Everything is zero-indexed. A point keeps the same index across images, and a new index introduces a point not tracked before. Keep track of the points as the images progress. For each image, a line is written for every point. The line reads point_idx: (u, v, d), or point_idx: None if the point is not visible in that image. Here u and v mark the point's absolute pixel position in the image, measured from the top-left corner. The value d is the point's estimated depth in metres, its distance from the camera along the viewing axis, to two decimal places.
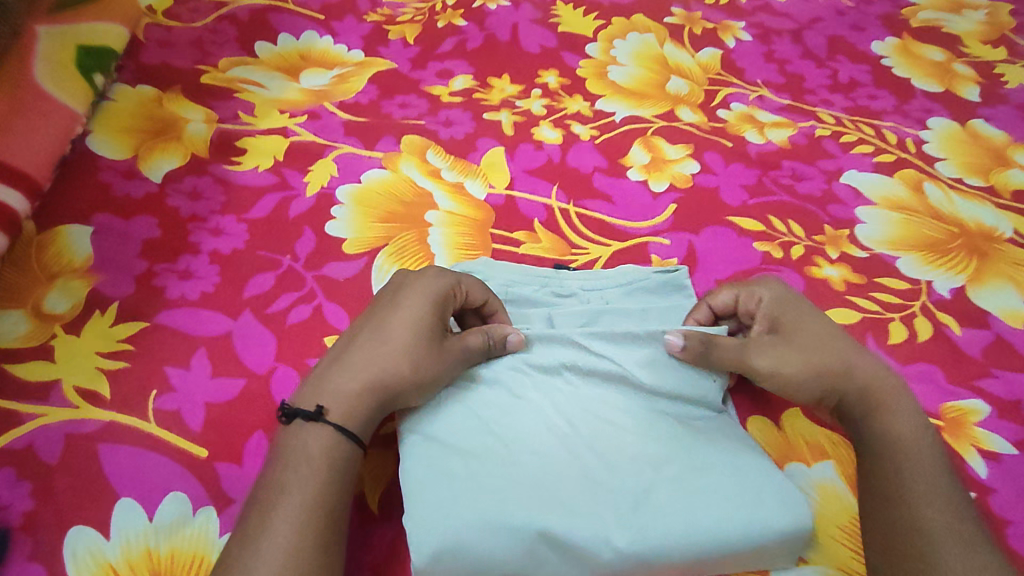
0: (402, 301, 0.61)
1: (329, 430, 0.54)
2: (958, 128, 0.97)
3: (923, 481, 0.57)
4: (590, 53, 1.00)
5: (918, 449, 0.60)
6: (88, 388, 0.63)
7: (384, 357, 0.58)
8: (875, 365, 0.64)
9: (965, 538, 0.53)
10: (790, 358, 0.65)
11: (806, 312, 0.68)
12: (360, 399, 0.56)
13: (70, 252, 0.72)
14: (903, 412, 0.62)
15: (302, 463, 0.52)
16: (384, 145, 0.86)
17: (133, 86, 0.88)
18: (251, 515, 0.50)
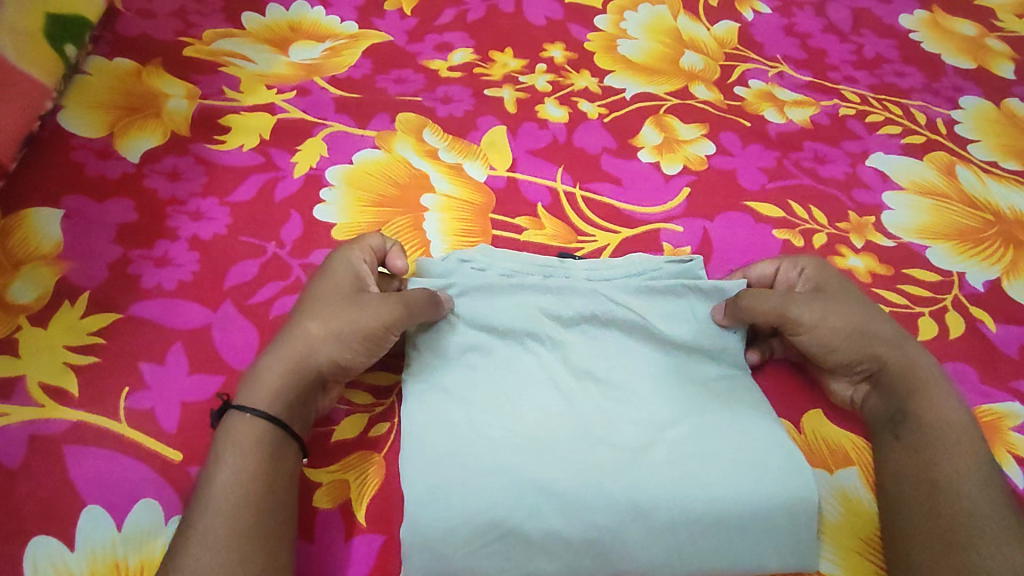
0: (308, 287, 0.62)
1: (251, 419, 0.52)
2: (991, 108, 0.90)
3: (959, 472, 0.53)
4: (599, 26, 0.93)
5: (957, 434, 0.56)
6: (55, 385, 0.59)
7: (292, 337, 0.57)
8: (900, 343, 0.61)
9: (994, 507, 0.51)
10: (827, 312, 0.62)
11: (843, 283, 0.66)
12: (284, 378, 0.54)
13: (38, 237, 0.67)
14: (942, 396, 0.58)
15: (230, 450, 0.51)
16: (377, 123, 0.80)
17: (110, 59, 0.82)
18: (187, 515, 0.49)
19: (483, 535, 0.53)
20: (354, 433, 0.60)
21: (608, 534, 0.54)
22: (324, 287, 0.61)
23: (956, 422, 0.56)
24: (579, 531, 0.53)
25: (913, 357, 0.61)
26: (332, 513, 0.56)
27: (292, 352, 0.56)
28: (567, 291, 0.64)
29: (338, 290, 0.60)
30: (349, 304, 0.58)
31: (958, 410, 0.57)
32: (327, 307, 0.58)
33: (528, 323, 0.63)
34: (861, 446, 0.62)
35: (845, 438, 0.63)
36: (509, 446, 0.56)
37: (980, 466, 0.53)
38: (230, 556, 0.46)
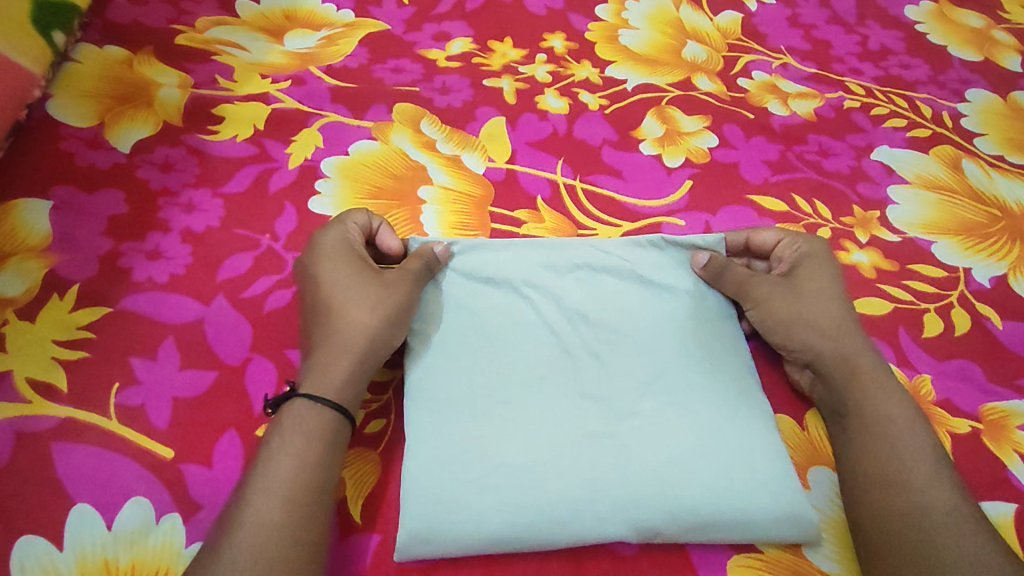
0: (314, 267, 0.60)
1: (315, 406, 0.53)
2: (998, 101, 0.89)
3: (916, 468, 0.55)
4: (601, 16, 0.92)
5: (905, 429, 0.57)
6: (43, 380, 0.58)
7: (340, 328, 0.57)
8: (848, 332, 0.62)
9: (928, 468, 0.55)
10: (806, 297, 0.64)
11: (821, 258, 0.67)
12: (341, 367, 0.55)
13: (26, 228, 0.66)
14: (889, 392, 0.59)
15: (296, 434, 0.51)
16: (374, 114, 0.79)
17: (100, 47, 0.80)
18: (237, 494, 0.49)
19: (474, 468, 0.54)
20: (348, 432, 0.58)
21: (590, 475, 0.54)
22: (343, 269, 0.60)
23: (905, 417, 0.58)
24: (561, 473, 0.54)
25: (858, 345, 0.62)
26: None
27: (346, 342, 0.56)
28: (559, 246, 0.67)
29: (359, 271, 0.60)
30: (384, 285, 0.59)
31: (903, 407, 0.59)
32: (363, 292, 0.58)
33: (525, 275, 0.65)
34: None
35: None
36: (503, 393, 0.58)
37: (933, 461, 0.56)
38: (287, 534, 0.47)
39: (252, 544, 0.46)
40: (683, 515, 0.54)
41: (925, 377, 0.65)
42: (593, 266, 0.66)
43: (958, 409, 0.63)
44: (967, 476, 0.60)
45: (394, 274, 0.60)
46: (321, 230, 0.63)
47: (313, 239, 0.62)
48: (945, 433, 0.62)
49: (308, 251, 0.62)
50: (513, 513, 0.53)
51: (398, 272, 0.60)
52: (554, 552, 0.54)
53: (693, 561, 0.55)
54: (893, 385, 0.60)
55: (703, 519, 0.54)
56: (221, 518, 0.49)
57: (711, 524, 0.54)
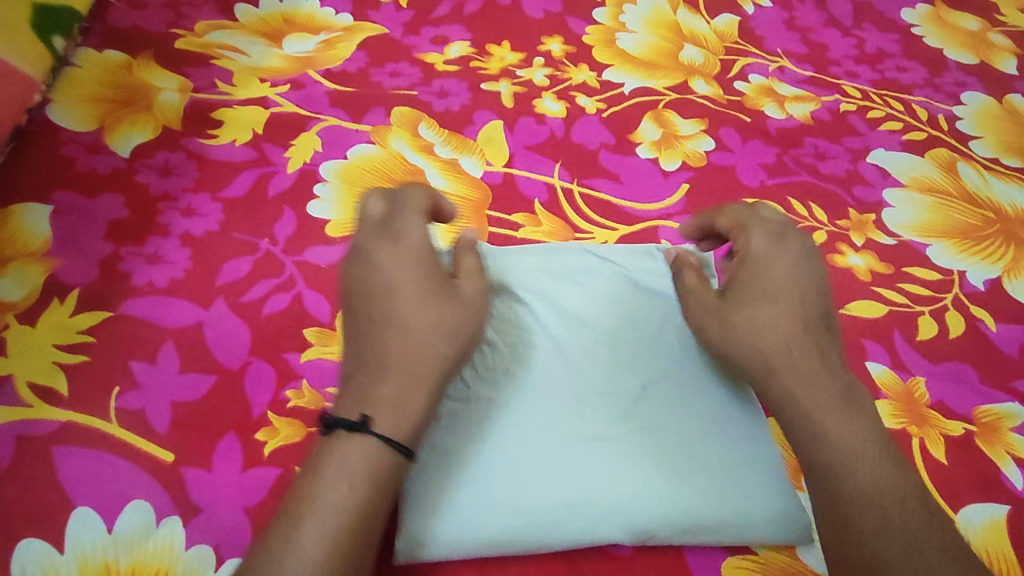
0: (386, 263, 0.53)
1: (374, 441, 0.46)
2: (993, 104, 0.89)
3: (873, 524, 0.46)
4: (598, 19, 0.92)
5: (864, 470, 0.48)
6: (44, 384, 0.58)
7: (412, 350, 0.50)
8: (792, 352, 0.53)
9: (891, 520, 0.46)
10: (760, 307, 0.55)
11: (766, 254, 0.58)
12: (413, 399, 0.48)
13: (26, 233, 0.66)
14: (840, 428, 0.50)
15: (347, 473, 0.45)
16: (372, 118, 0.79)
17: (100, 51, 0.80)
18: (274, 533, 0.43)
19: (472, 472, 0.55)
20: None
21: (584, 486, 0.55)
22: (423, 273, 0.53)
23: (860, 457, 0.49)
24: (555, 484, 0.55)
25: (803, 365, 0.53)
26: None
27: (424, 365, 0.50)
28: (557, 250, 0.68)
29: (438, 280, 0.53)
30: (464, 305, 0.54)
31: (856, 443, 0.49)
32: (444, 306, 0.52)
33: (525, 278, 0.65)
34: None
35: None
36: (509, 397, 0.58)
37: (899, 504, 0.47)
38: None
39: None
40: (676, 518, 0.55)
41: (919, 379, 0.66)
42: (595, 269, 0.66)
43: (952, 412, 0.64)
44: (959, 478, 0.60)
45: (469, 285, 0.55)
46: (394, 216, 0.56)
47: (387, 228, 0.55)
48: (939, 435, 0.62)
49: (381, 242, 0.54)
50: (508, 518, 0.54)
51: (472, 284, 0.56)
52: (550, 555, 0.55)
53: (688, 562, 0.56)
54: (850, 416, 0.51)
55: (701, 523, 0.55)
56: (252, 555, 0.43)
57: (707, 527, 0.55)
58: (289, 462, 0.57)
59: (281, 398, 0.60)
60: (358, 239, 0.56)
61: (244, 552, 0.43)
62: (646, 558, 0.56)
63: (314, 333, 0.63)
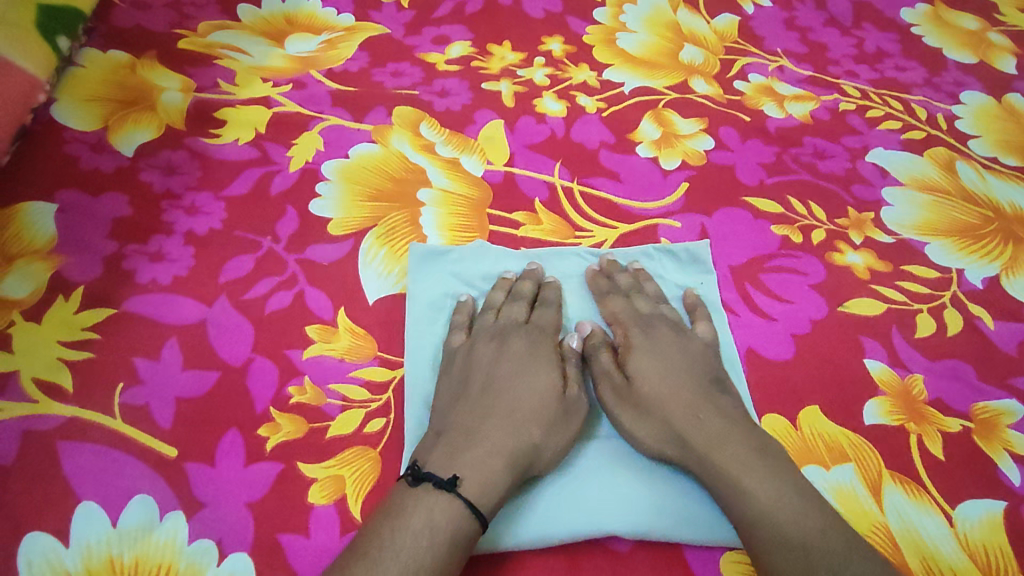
0: (508, 357, 0.60)
1: (459, 503, 0.50)
2: (992, 103, 0.90)
3: (798, 563, 0.49)
4: (598, 19, 0.93)
5: (783, 512, 0.51)
6: (49, 380, 0.59)
7: (510, 435, 0.55)
8: (698, 424, 0.56)
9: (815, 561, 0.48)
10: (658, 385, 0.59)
11: (654, 337, 0.63)
12: (498, 474, 0.52)
13: (32, 231, 0.67)
14: (754, 478, 0.52)
15: (429, 528, 0.48)
16: (374, 117, 0.80)
17: (104, 51, 0.81)
18: (353, 566, 0.46)
19: None
20: (348, 430, 0.59)
21: (602, 488, 0.57)
22: (539, 368, 0.60)
23: (777, 501, 0.51)
24: (576, 487, 0.57)
25: (711, 432, 0.56)
26: (330, 510, 0.55)
27: (511, 447, 0.54)
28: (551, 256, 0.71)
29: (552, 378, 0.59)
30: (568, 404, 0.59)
31: (770, 489, 0.52)
32: (546, 406, 0.57)
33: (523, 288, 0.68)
34: (858, 441, 0.62)
35: (842, 433, 0.62)
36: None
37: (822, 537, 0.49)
38: None
39: None
40: (666, 515, 0.56)
41: (917, 376, 0.66)
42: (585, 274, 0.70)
43: (950, 409, 0.64)
44: (956, 475, 0.61)
45: (576, 394, 0.60)
46: (536, 322, 0.64)
47: (527, 331, 0.63)
48: (937, 431, 0.63)
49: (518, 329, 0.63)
50: (539, 522, 0.55)
51: (580, 395, 0.60)
52: (549, 551, 0.55)
53: (686, 559, 0.56)
54: (764, 466, 0.53)
55: (691, 518, 0.56)
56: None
57: (698, 520, 0.56)
58: (291, 458, 0.57)
59: (284, 395, 0.60)
60: (494, 325, 0.64)
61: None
62: (646, 554, 0.56)
63: (315, 330, 0.64)
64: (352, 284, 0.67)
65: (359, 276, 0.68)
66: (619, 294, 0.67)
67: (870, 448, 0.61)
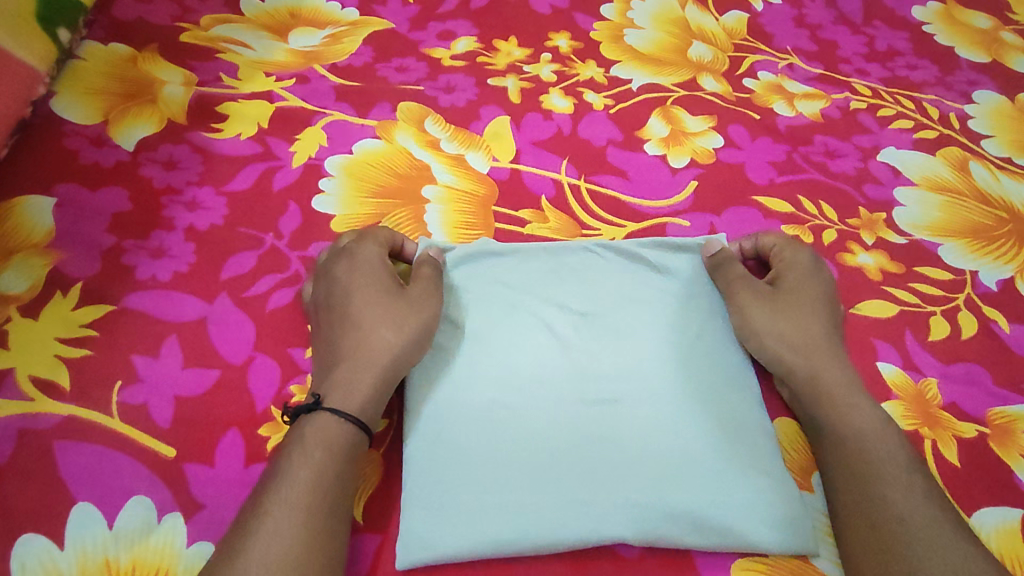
0: (341, 281, 0.62)
1: (329, 416, 0.53)
2: (1006, 103, 0.88)
3: (893, 469, 0.55)
4: (606, 15, 0.91)
5: (875, 439, 0.56)
6: (45, 378, 0.58)
7: (362, 344, 0.58)
8: (824, 346, 0.62)
9: (904, 476, 0.54)
10: (798, 303, 0.65)
11: (804, 261, 0.68)
12: (360, 383, 0.56)
13: (29, 225, 0.66)
14: (860, 402, 0.59)
15: (303, 447, 0.52)
16: (378, 112, 0.78)
17: (105, 44, 0.80)
18: (246, 505, 0.50)
19: (459, 471, 0.55)
20: None
21: (565, 493, 0.55)
22: (373, 285, 0.61)
23: (882, 425, 0.57)
24: (535, 491, 0.55)
25: (829, 353, 0.62)
26: None
27: (369, 356, 0.57)
28: (520, 250, 0.67)
29: (388, 287, 0.62)
30: (412, 301, 0.60)
31: (875, 417, 0.58)
32: (393, 311, 0.60)
33: (529, 284, 0.65)
34: None
35: None
36: (494, 399, 0.58)
37: (907, 472, 0.55)
38: (289, 544, 0.47)
39: (257, 549, 0.46)
40: (680, 516, 0.54)
41: (931, 380, 0.65)
42: (588, 266, 0.67)
43: (965, 413, 0.63)
44: (972, 480, 0.59)
45: (419, 290, 0.61)
46: (358, 243, 0.64)
47: (347, 250, 0.64)
48: (951, 436, 0.62)
49: (338, 262, 0.63)
50: (550, 524, 0.53)
51: (424, 289, 0.62)
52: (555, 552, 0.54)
53: (696, 563, 0.55)
54: (862, 399, 0.59)
55: (732, 507, 0.55)
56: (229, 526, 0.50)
57: (713, 526, 0.54)
58: None
59: (286, 394, 0.59)
60: (325, 263, 0.64)
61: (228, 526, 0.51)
62: (653, 556, 0.55)
63: None
64: None
65: None
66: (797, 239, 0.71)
67: None
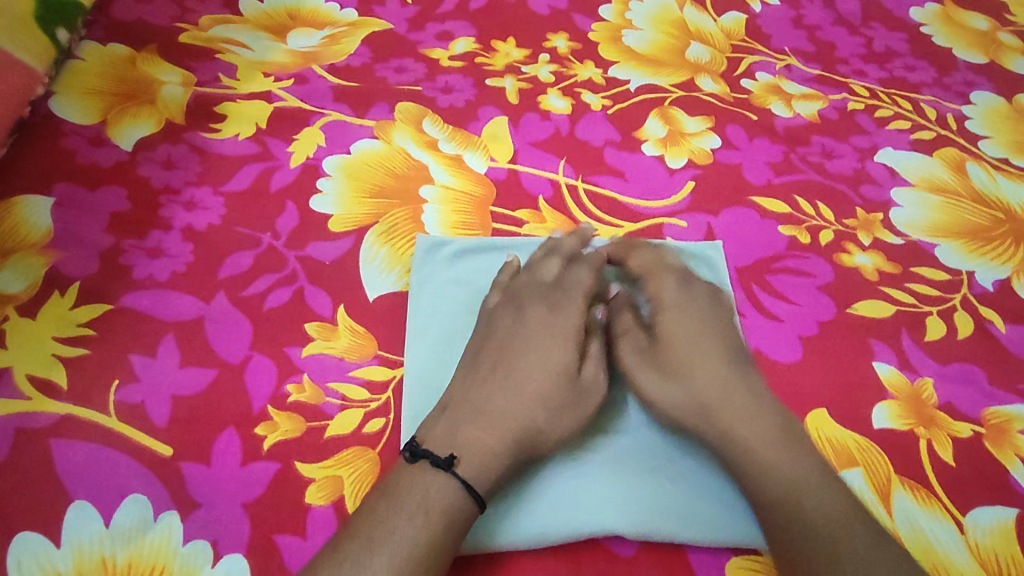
0: (522, 338, 0.59)
1: (455, 483, 0.50)
2: (1003, 103, 0.88)
3: (825, 549, 0.49)
4: (604, 16, 0.91)
5: (812, 500, 0.50)
6: (43, 377, 0.58)
7: (512, 415, 0.54)
8: (728, 395, 0.55)
9: (842, 549, 0.48)
10: (678, 355, 0.58)
11: (670, 295, 0.62)
12: (495, 456, 0.52)
13: (27, 225, 0.66)
14: (787, 458, 0.52)
15: (426, 510, 0.49)
16: (376, 113, 0.78)
17: (104, 44, 0.80)
18: (352, 545, 0.47)
19: None
20: (347, 430, 0.58)
21: (567, 492, 0.55)
22: (553, 351, 0.58)
23: (807, 485, 0.51)
24: (537, 488, 0.55)
25: (734, 407, 0.55)
26: (326, 509, 0.54)
27: (512, 429, 0.53)
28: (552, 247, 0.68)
29: (570, 364, 0.57)
30: (578, 392, 0.57)
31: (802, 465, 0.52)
32: (561, 392, 0.56)
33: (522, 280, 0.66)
34: (866, 445, 0.60)
35: (851, 437, 0.61)
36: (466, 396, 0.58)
37: (844, 523, 0.50)
38: None
39: None
40: (668, 511, 0.55)
41: (927, 380, 0.65)
42: None
43: (960, 413, 0.63)
44: (967, 480, 0.59)
45: (592, 376, 0.58)
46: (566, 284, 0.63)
47: (549, 297, 0.62)
48: (947, 436, 0.62)
49: (539, 305, 0.61)
50: (541, 518, 0.54)
51: (595, 376, 0.58)
52: (551, 551, 0.54)
53: (690, 562, 0.55)
54: (792, 452, 0.53)
55: (708, 509, 0.56)
56: (329, 555, 0.47)
57: (701, 522, 0.55)
58: (288, 457, 0.56)
59: (282, 393, 0.59)
60: (516, 291, 0.63)
61: (326, 548, 0.48)
62: (649, 555, 0.55)
63: (316, 327, 0.63)
64: (353, 282, 0.66)
65: (360, 274, 0.67)
66: (653, 253, 0.66)
67: (879, 451, 0.60)
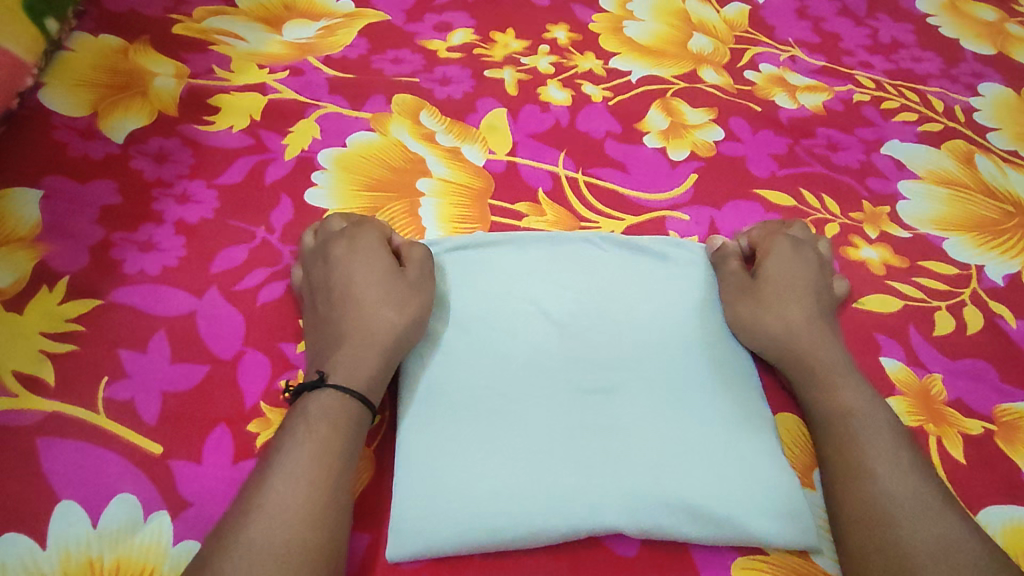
0: (334, 274, 0.60)
1: (329, 393, 0.53)
2: (1012, 95, 0.87)
3: (889, 453, 0.54)
4: (605, 7, 0.90)
5: (870, 418, 0.56)
6: (31, 374, 0.56)
7: (359, 324, 0.57)
8: (828, 330, 0.62)
9: (903, 461, 0.53)
10: (800, 290, 0.64)
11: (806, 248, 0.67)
12: (359, 359, 0.55)
13: (15, 218, 0.64)
14: (853, 385, 0.58)
15: (317, 424, 0.51)
16: (372, 105, 0.77)
17: (94, 36, 0.79)
18: (250, 481, 0.49)
19: (445, 461, 0.54)
20: None
21: (575, 484, 0.53)
22: (365, 268, 0.60)
23: (870, 408, 0.57)
24: (544, 480, 0.53)
25: (820, 341, 0.61)
26: None
27: (366, 335, 0.56)
28: (550, 241, 0.67)
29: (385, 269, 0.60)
30: (408, 284, 0.59)
31: (863, 397, 0.57)
32: (385, 292, 0.59)
33: (522, 274, 0.64)
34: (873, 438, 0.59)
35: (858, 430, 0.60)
36: (489, 383, 0.57)
37: (901, 457, 0.54)
38: (297, 526, 0.46)
39: (269, 533, 0.46)
40: (680, 505, 0.53)
41: (936, 375, 0.63)
42: (589, 256, 0.66)
43: (971, 410, 0.62)
44: (978, 478, 0.58)
45: (414, 268, 0.61)
46: (355, 224, 0.64)
47: (344, 236, 0.63)
48: (956, 433, 0.60)
49: (334, 243, 0.62)
50: (539, 515, 0.52)
51: (418, 267, 0.61)
52: (552, 551, 0.53)
53: (695, 562, 0.53)
54: (858, 380, 0.58)
55: (726, 519, 0.53)
56: (234, 501, 0.49)
57: (713, 518, 0.53)
58: None
59: (275, 388, 0.58)
60: (316, 247, 0.63)
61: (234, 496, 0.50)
62: (652, 553, 0.53)
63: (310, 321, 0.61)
64: None
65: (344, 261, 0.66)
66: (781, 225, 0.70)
67: None
